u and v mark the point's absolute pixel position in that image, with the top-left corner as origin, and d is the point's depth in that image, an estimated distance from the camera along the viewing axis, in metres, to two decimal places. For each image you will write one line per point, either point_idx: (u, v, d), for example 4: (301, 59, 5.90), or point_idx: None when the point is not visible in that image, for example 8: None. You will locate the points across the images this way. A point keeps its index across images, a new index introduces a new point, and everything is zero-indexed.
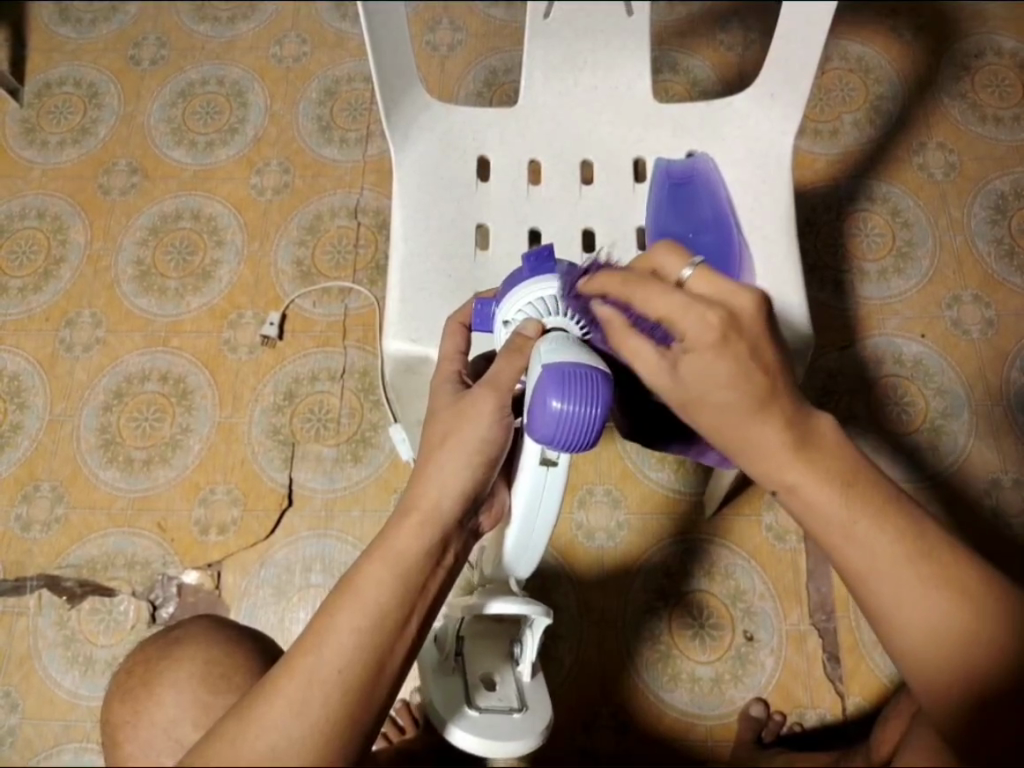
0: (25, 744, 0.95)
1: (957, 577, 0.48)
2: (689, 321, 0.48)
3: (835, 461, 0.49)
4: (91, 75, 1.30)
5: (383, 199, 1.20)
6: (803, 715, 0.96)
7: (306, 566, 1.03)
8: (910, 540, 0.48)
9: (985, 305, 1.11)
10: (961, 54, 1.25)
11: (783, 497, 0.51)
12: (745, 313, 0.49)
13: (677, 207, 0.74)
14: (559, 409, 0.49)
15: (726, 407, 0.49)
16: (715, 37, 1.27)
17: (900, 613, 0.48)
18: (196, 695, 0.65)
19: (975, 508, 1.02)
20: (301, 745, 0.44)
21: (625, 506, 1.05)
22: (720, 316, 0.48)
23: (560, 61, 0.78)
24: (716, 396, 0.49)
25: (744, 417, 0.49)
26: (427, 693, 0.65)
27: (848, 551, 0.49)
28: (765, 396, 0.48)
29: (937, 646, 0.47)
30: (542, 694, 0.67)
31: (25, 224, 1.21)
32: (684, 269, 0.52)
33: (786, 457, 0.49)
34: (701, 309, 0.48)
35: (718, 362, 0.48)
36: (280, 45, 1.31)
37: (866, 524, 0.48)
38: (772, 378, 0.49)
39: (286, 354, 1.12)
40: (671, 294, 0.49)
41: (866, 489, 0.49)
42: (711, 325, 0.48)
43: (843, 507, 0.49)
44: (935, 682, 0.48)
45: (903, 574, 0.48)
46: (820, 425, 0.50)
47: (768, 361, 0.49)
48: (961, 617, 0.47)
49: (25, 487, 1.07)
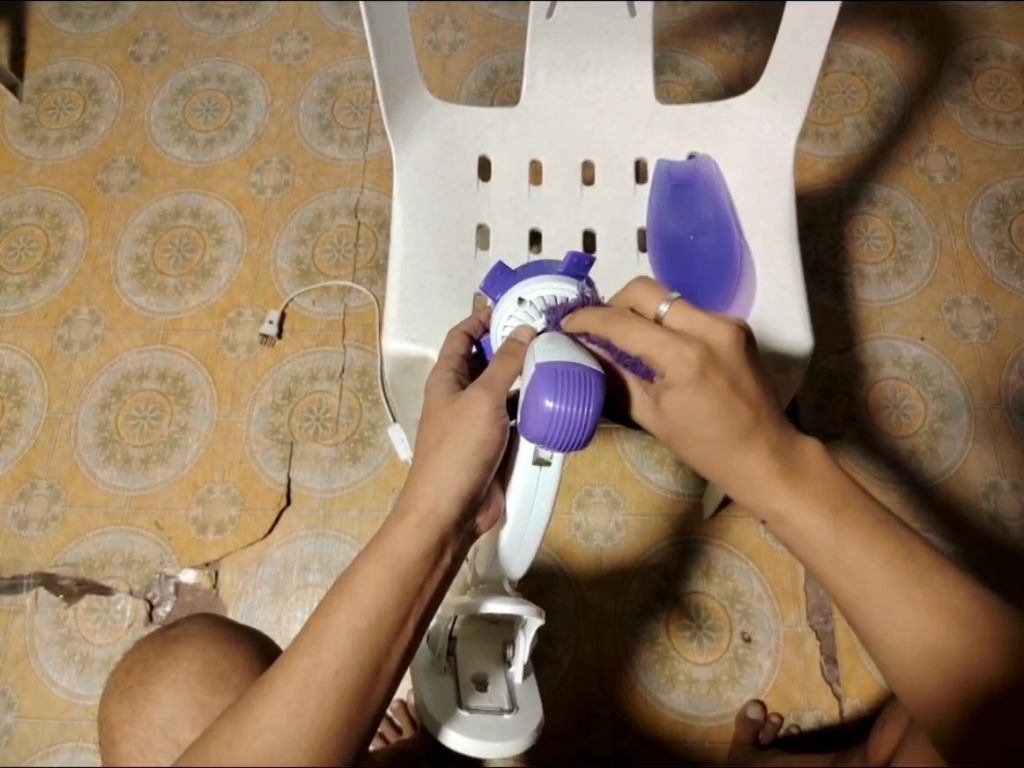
0: (22, 743, 0.95)
1: (947, 599, 0.47)
2: (667, 357, 0.51)
3: (822, 487, 0.50)
4: (92, 71, 1.30)
5: (384, 198, 1.20)
6: (800, 717, 0.96)
7: (304, 565, 1.02)
8: (899, 562, 0.48)
9: (985, 308, 1.11)
10: (963, 57, 1.25)
11: (774, 524, 0.52)
12: (722, 349, 0.51)
13: (681, 209, 0.76)
14: (552, 408, 0.49)
15: (710, 440, 0.51)
16: (717, 39, 1.27)
17: (891, 634, 0.48)
18: (195, 695, 0.65)
19: (974, 512, 1.02)
20: (298, 745, 0.44)
21: (624, 507, 1.05)
22: (697, 351, 0.50)
23: (563, 62, 0.78)
24: (700, 429, 0.51)
25: (731, 446, 0.51)
26: (418, 693, 0.64)
27: (838, 575, 0.49)
28: (746, 427, 0.50)
29: (927, 665, 0.47)
30: (534, 695, 0.67)
31: (24, 220, 1.21)
32: (662, 305, 0.54)
33: (770, 485, 0.51)
34: (679, 345, 0.50)
35: (697, 397, 0.50)
36: (282, 43, 1.30)
37: (854, 547, 0.49)
38: (757, 407, 0.50)
39: (285, 352, 1.12)
40: (648, 329, 0.51)
41: (854, 513, 0.50)
42: (688, 360, 0.50)
43: (830, 532, 0.49)
44: (927, 703, 0.47)
45: (893, 595, 0.48)
46: (806, 452, 0.51)
47: (752, 392, 0.51)
48: (952, 636, 0.47)
49: (24, 484, 1.07)
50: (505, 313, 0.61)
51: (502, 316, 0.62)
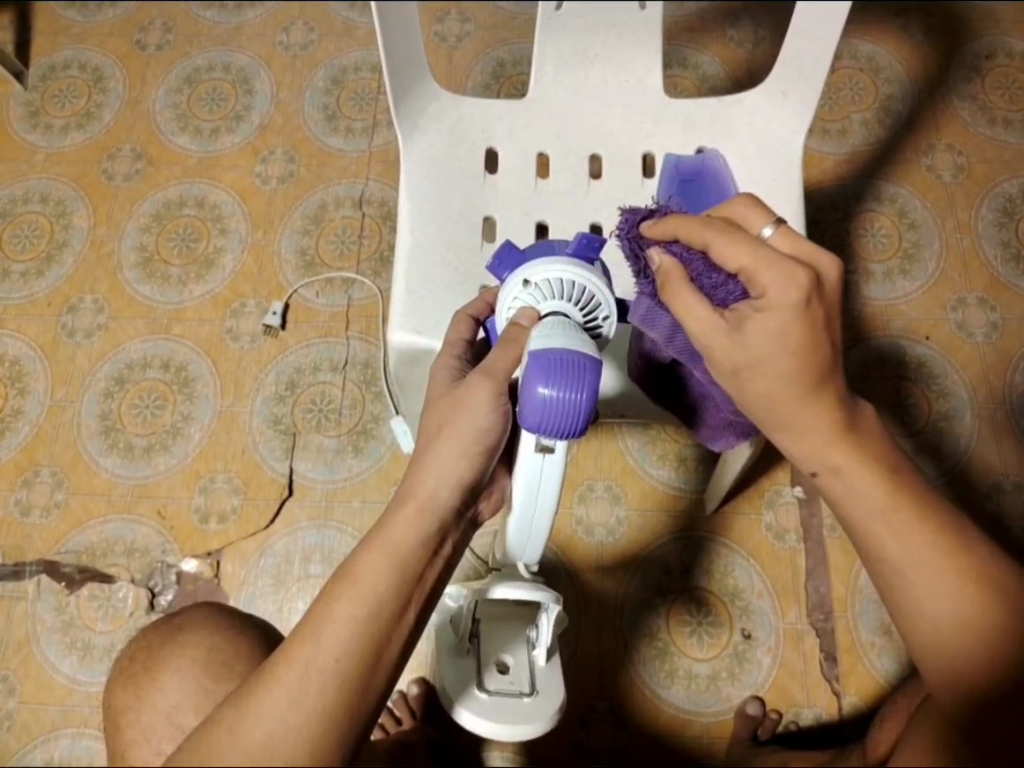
0: (22, 729, 0.95)
1: (984, 571, 0.48)
2: (773, 278, 0.48)
3: (879, 447, 0.50)
4: (97, 58, 1.29)
5: (389, 190, 1.19)
6: (799, 714, 0.97)
7: (305, 555, 1.03)
8: (945, 530, 0.49)
9: (990, 308, 1.11)
10: (972, 55, 1.24)
11: (823, 479, 0.51)
12: (828, 280, 0.49)
13: (690, 203, 0.73)
14: (545, 395, 0.50)
15: (784, 376, 0.49)
16: (725, 33, 1.27)
17: (926, 600, 0.48)
18: (199, 682, 0.66)
19: (975, 512, 1.02)
20: (299, 732, 0.44)
21: (625, 502, 1.05)
22: (808, 277, 0.47)
23: (571, 55, 0.77)
24: (779, 360, 0.48)
25: (800, 390, 0.49)
26: (440, 674, 0.65)
27: (885, 535, 0.49)
28: (823, 372, 0.48)
29: (959, 634, 0.47)
30: (557, 677, 0.66)
31: (28, 208, 1.21)
32: (765, 227, 0.53)
33: (831, 438, 0.49)
34: (787, 268, 0.47)
35: (792, 324, 0.47)
36: (288, 33, 1.30)
37: (906, 509, 0.49)
38: (838, 351, 0.49)
39: (288, 343, 1.12)
40: (757, 246, 0.49)
41: (906, 477, 0.50)
42: (797, 285, 0.47)
43: (885, 493, 0.49)
44: (951, 671, 0.47)
45: (935, 561, 0.48)
46: (867, 413, 0.51)
47: (838, 334, 0.49)
48: (988, 606, 0.47)
49: (26, 472, 1.07)
50: (509, 294, 0.59)
51: (505, 297, 0.59)
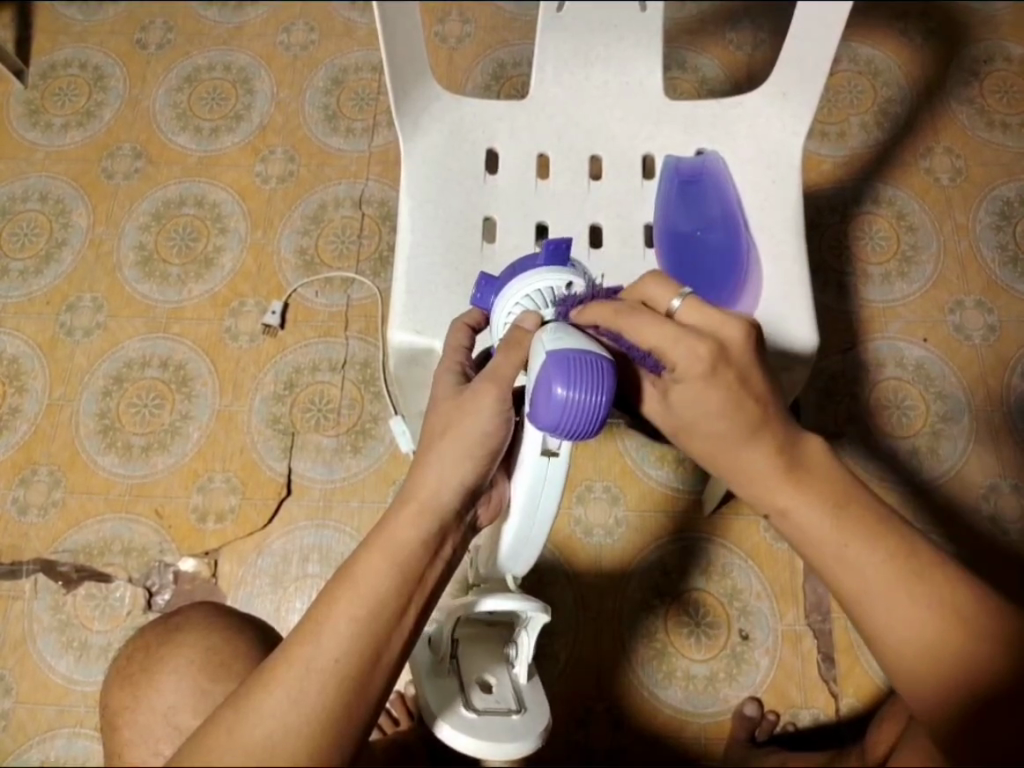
0: (18, 728, 0.95)
1: (950, 598, 0.47)
2: (680, 353, 0.51)
3: (825, 483, 0.50)
4: (97, 58, 1.29)
5: (388, 190, 1.19)
6: (796, 715, 0.97)
7: (304, 555, 1.03)
8: (901, 559, 0.48)
9: (988, 310, 1.11)
10: (970, 60, 1.25)
11: (778, 521, 0.52)
12: (734, 344, 0.51)
13: (688, 208, 0.75)
14: (564, 395, 0.50)
15: (719, 434, 0.52)
16: (724, 36, 1.27)
17: (892, 629, 0.48)
18: (196, 682, 0.66)
19: (972, 514, 1.02)
20: (299, 733, 0.44)
21: (624, 503, 1.05)
22: (709, 348, 0.50)
23: (571, 56, 0.77)
24: (707, 424, 0.52)
25: (736, 443, 0.51)
26: (422, 694, 0.64)
27: (839, 569, 0.49)
28: (754, 425, 0.51)
29: (929, 663, 0.46)
30: (539, 698, 0.67)
31: (27, 206, 1.20)
32: (674, 300, 0.53)
33: (777, 481, 0.51)
34: (691, 341, 0.50)
35: (708, 393, 0.51)
36: (288, 33, 1.30)
37: (855, 545, 0.49)
38: (764, 405, 0.51)
39: (287, 343, 1.12)
40: (661, 324, 0.51)
41: (857, 510, 0.50)
42: (700, 356, 0.50)
43: (833, 529, 0.49)
44: (923, 697, 0.47)
45: (893, 592, 0.48)
46: (810, 450, 0.51)
47: (759, 389, 0.51)
48: (954, 636, 0.46)
49: (24, 471, 1.07)
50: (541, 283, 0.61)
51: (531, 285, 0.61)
